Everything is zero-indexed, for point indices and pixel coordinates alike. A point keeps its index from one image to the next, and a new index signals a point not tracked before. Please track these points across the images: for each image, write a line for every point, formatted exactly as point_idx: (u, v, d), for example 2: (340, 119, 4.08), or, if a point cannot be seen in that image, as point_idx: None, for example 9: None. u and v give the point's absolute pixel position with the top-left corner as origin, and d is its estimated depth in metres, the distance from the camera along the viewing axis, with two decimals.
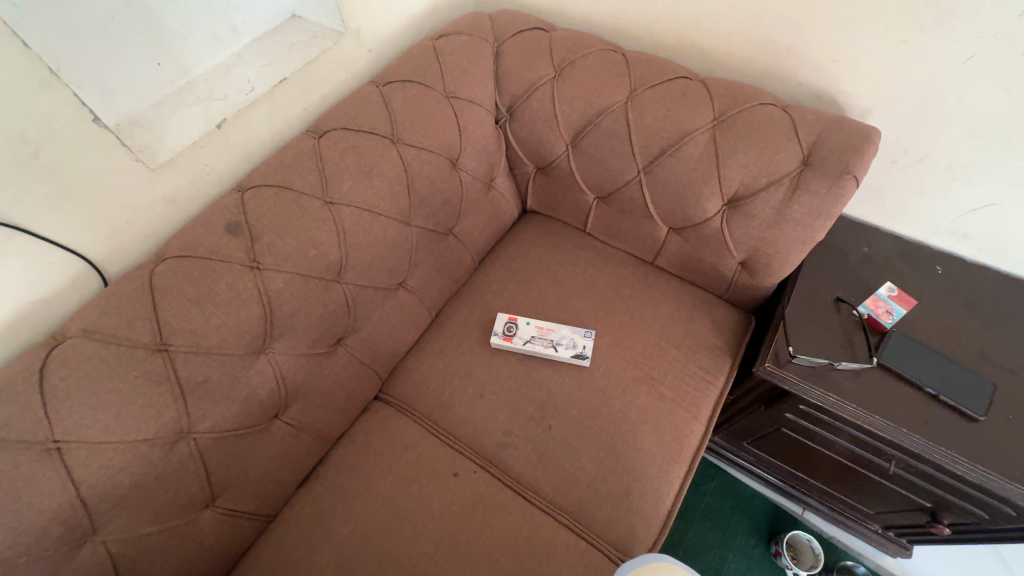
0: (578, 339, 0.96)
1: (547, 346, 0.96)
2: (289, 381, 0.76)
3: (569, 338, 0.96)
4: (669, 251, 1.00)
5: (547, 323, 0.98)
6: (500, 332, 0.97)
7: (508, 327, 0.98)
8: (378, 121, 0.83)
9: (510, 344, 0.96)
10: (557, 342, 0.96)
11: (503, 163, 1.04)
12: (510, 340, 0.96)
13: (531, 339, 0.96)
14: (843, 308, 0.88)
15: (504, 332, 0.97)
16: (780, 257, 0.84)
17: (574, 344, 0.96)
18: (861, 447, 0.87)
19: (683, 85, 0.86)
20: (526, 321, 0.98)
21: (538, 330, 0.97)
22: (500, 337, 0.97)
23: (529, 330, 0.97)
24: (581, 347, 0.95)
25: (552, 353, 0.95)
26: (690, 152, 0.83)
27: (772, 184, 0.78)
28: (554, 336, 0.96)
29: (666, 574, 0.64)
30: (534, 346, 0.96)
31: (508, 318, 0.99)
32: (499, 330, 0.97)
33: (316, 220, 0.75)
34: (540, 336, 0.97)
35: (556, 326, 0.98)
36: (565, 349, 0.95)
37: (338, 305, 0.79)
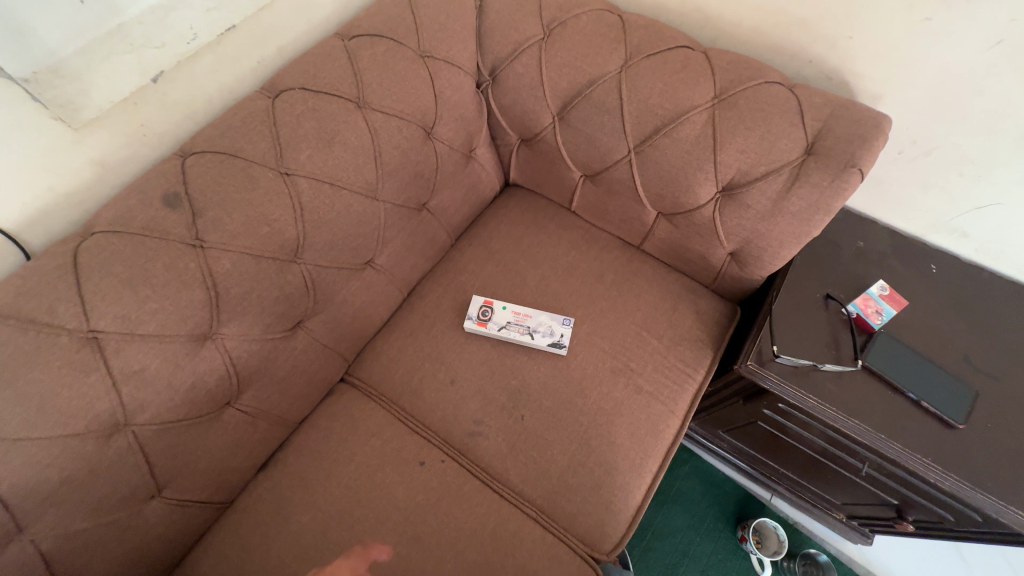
0: (556, 326, 0.92)
1: (523, 333, 0.91)
2: (241, 367, 0.70)
3: (547, 325, 0.92)
4: (656, 237, 0.94)
5: (524, 308, 0.93)
6: (474, 317, 0.92)
7: (482, 311, 0.92)
8: (342, 81, 0.74)
9: (484, 330, 0.91)
10: (534, 328, 0.91)
11: (484, 132, 0.95)
12: (484, 326, 0.91)
13: (507, 325, 0.91)
14: (831, 305, 0.85)
15: (478, 316, 0.92)
16: (772, 251, 0.80)
17: (551, 331, 0.91)
18: (836, 446, 0.86)
19: (683, 55, 0.78)
20: (502, 305, 0.93)
21: (515, 316, 0.92)
22: (473, 322, 0.92)
23: (504, 315, 0.92)
24: (559, 334, 0.91)
25: (527, 340, 0.90)
26: (685, 133, 0.76)
27: (771, 173, 0.72)
28: (530, 323, 0.92)
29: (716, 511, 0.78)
30: (510, 332, 0.91)
31: (483, 301, 0.94)
32: (473, 314, 0.92)
33: (268, 193, 0.67)
34: (516, 322, 0.92)
35: (533, 311, 0.93)
36: (541, 337, 0.91)
37: (295, 287, 0.73)
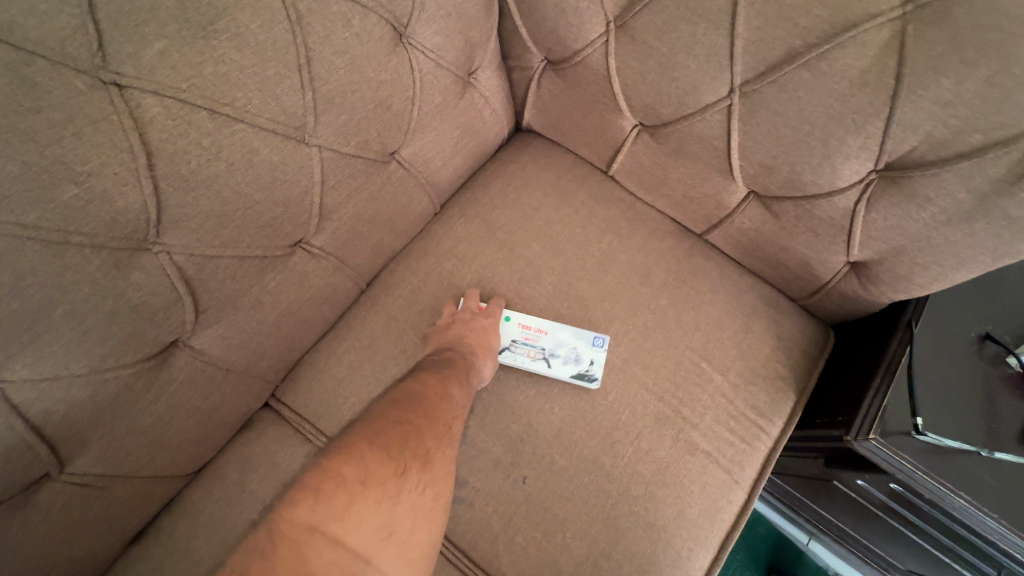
0: (584, 351, 0.63)
1: (535, 357, 0.63)
2: (57, 427, 0.41)
3: (571, 348, 0.63)
4: (736, 226, 0.63)
5: (539, 321, 0.65)
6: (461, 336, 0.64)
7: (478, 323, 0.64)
8: None
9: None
10: (551, 351, 0.63)
11: (492, 43, 0.61)
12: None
13: (512, 346, 0.64)
14: (988, 349, 0.57)
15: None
16: (935, 272, 0.50)
17: (577, 357, 0.63)
18: (927, 521, 0.62)
19: None
20: (504, 317, 0.65)
21: (524, 333, 0.64)
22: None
23: (510, 330, 0.64)
24: (589, 361, 0.63)
25: (540, 369, 0.63)
26: (844, 62, 0.44)
27: (992, 148, 0.41)
28: (546, 343, 0.64)
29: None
30: (516, 355, 0.63)
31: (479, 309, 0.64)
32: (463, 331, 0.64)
33: (72, 122, 0.35)
34: (526, 342, 0.64)
35: (552, 326, 0.65)
36: (561, 366, 0.63)
37: (153, 292, 0.42)
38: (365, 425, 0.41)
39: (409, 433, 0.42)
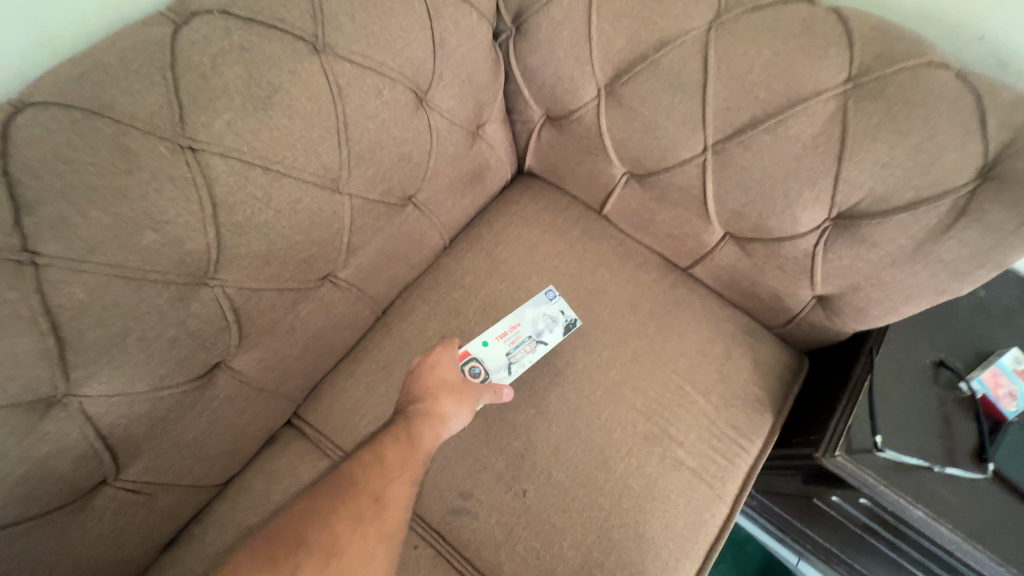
0: (550, 310, 0.73)
1: (533, 347, 0.71)
2: (119, 438, 0.47)
3: (541, 314, 0.73)
4: (716, 262, 0.71)
5: (504, 323, 0.72)
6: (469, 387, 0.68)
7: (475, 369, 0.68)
8: (292, 8, 0.48)
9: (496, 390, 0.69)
10: (539, 332, 0.72)
11: (498, 101, 0.70)
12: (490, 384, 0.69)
13: (512, 357, 0.70)
14: (942, 375, 0.64)
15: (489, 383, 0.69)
16: (887, 305, 0.57)
17: (551, 313, 0.74)
18: (895, 533, 0.68)
19: (804, 11, 0.52)
20: (483, 343, 0.71)
21: (506, 341, 0.71)
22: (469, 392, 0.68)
23: (500, 348, 0.70)
24: (559, 308, 0.74)
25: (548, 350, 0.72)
26: (799, 129, 0.52)
27: (925, 202, 0.49)
28: (530, 329, 0.72)
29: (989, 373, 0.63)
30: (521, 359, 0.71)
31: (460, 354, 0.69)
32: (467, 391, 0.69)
33: (156, 180, 0.42)
34: (518, 344, 0.71)
35: (513, 317, 0.73)
36: (553, 331, 0.72)
37: (207, 321, 0.49)
38: (319, 487, 0.43)
39: (310, 527, 0.39)
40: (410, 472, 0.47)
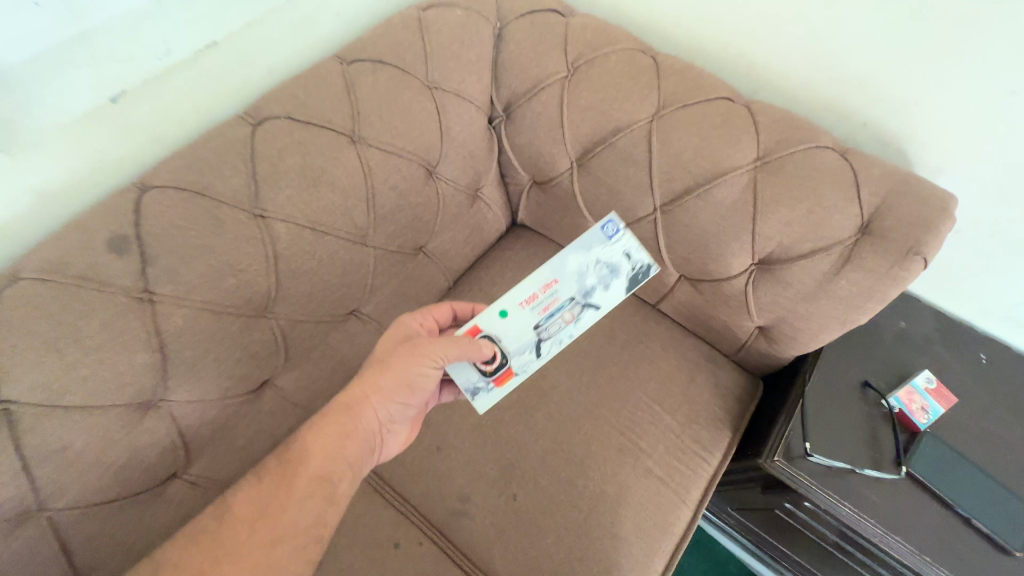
0: (597, 260, 0.71)
1: (579, 309, 0.69)
2: (192, 437, 0.60)
3: (595, 266, 0.70)
4: (676, 299, 0.84)
5: (533, 285, 0.69)
6: (475, 370, 0.68)
7: (495, 344, 0.66)
8: (336, 112, 0.65)
9: (525, 367, 0.68)
10: (586, 292, 0.70)
11: (493, 170, 0.86)
12: (516, 360, 0.67)
13: (546, 322, 0.69)
14: (869, 394, 0.75)
15: (518, 358, 0.68)
16: (811, 333, 0.70)
17: (609, 265, 0.71)
18: (839, 535, 0.77)
19: (723, 107, 0.68)
20: (500, 313, 0.67)
21: (538, 306, 0.69)
22: (483, 374, 0.67)
23: (534, 315, 0.68)
24: (621, 257, 0.71)
25: (598, 314, 0.70)
26: (722, 195, 0.67)
27: (819, 251, 0.63)
28: (575, 287, 0.69)
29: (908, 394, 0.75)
30: (560, 327, 0.69)
31: (468, 330, 0.67)
32: (476, 382, 0.67)
33: (236, 239, 0.58)
34: (555, 309, 0.69)
35: (550, 275, 0.70)
36: (607, 289, 0.70)
37: (262, 346, 0.63)
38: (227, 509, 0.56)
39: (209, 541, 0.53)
40: (299, 499, 0.57)
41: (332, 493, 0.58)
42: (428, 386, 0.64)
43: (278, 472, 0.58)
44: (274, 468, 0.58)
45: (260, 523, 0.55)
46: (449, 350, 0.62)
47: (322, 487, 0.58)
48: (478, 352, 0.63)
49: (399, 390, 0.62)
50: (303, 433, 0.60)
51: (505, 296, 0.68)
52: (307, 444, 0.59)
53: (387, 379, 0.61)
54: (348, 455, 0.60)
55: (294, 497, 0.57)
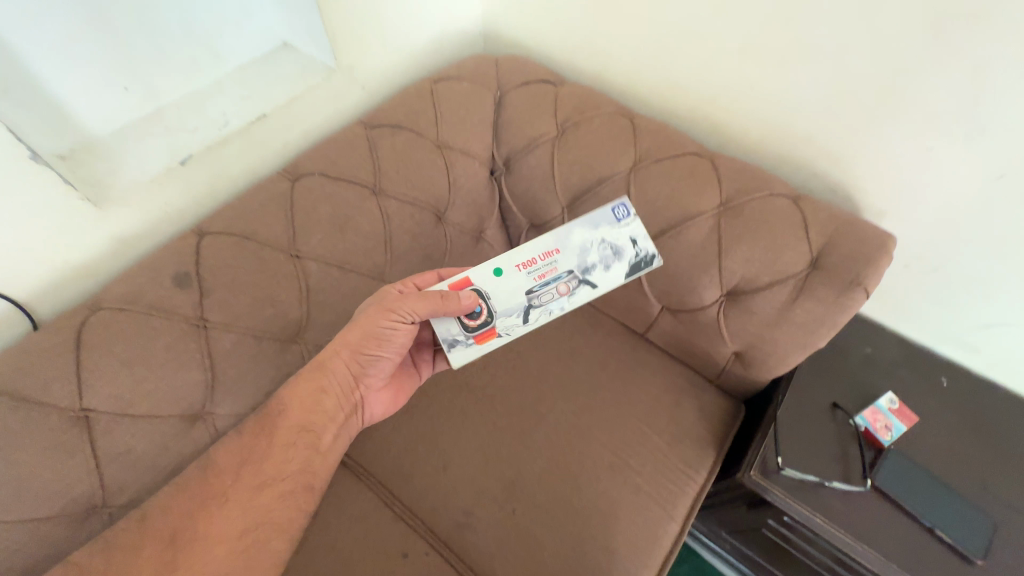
0: (605, 243, 0.72)
1: (575, 284, 0.71)
2: None
3: (601, 245, 0.72)
4: (660, 328, 0.93)
5: (534, 250, 0.71)
6: (457, 324, 0.70)
7: (481, 299, 0.69)
8: (360, 169, 0.77)
9: (509, 330, 0.70)
10: (585, 269, 0.71)
11: (495, 215, 0.97)
12: (501, 321, 0.70)
13: (540, 290, 0.71)
14: (838, 415, 0.82)
15: (504, 319, 0.70)
16: (778, 358, 0.78)
17: (614, 247, 0.72)
18: (821, 551, 0.81)
19: (690, 161, 0.79)
20: (495, 270, 0.70)
21: (535, 272, 0.71)
22: (464, 329, 0.70)
23: (528, 279, 0.71)
24: (627, 242, 0.73)
25: (594, 293, 0.71)
26: (692, 236, 0.77)
27: (777, 283, 0.72)
28: (575, 261, 0.71)
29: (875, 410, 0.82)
30: (552, 297, 0.71)
31: (458, 282, 0.70)
32: (456, 334, 0.70)
33: (276, 276, 0.69)
34: (550, 278, 0.71)
35: (553, 245, 0.72)
36: (607, 270, 0.72)
37: (293, 367, 0.74)
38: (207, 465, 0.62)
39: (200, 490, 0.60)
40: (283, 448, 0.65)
41: (318, 440, 0.68)
42: (400, 339, 0.68)
43: (257, 428, 0.65)
44: (253, 423, 0.65)
45: (246, 474, 0.62)
46: (417, 305, 0.65)
47: (306, 436, 0.67)
48: (448, 307, 0.66)
49: (367, 346, 0.68)
50: (281, 394, 0.67)
51: (502, 256, 0.71)
52: (286, 401, 0.67)
53: (354, 337, 0.68)
54: (328, 407, 0.68)
55: (276, 448, 0.65)
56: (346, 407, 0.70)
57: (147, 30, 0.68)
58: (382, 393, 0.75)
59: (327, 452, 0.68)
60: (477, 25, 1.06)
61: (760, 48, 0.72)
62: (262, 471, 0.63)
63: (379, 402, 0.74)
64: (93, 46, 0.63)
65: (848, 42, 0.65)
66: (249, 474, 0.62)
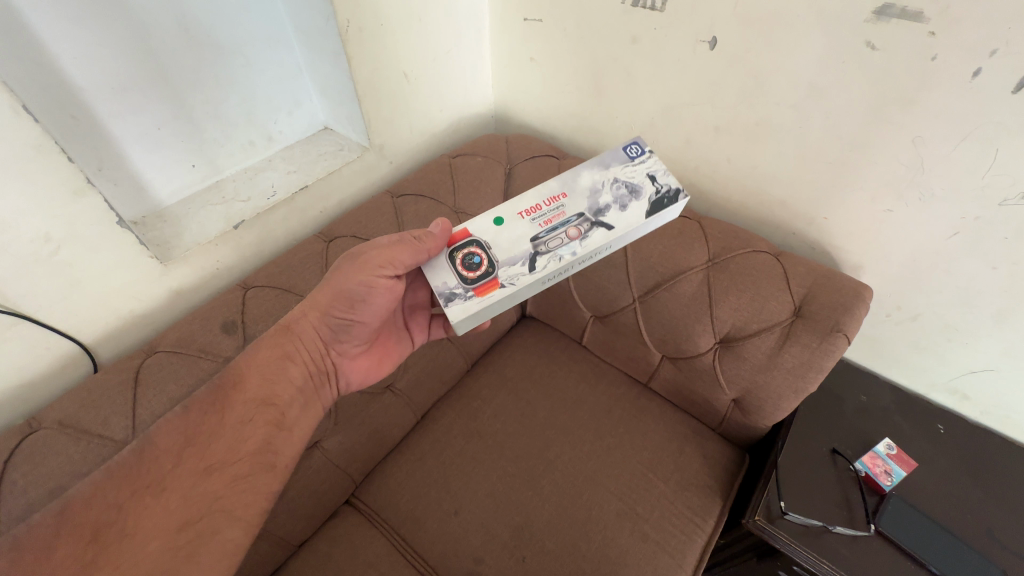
0: (614, 177, 0.67)
1: (587, 227, 0.64)
2: None
3: (613, 184, 0.66)
4: (662, 376, 0.99)
5: (538, 197, 0.66)
6: (455, 275, 0.63)
7: (481, 249, 0.63)
8: (387, 231, 0.88)
9: (514, 280, 0.61)
10: (597, 210, 0.64)
11: None
12: (504, 270, 0.62)
13: (547, 236, 0.63)
14: (838, 461, 0.84)
15: (507, 269, 0.62)
16: (773, 403, 0.82)
17: (629, 184, 0.66)
18: None
19: (679, 223, 0.89)
20: (497, 219, 0.65)
21: (540, 219, 0.65)
22: (463, 281, 0.62)
23: (534, 226, 0.64)
24: (644, 178, 0.66)
25: (611, 234, 0.63)
26: (684, 288, 0.85)
27: (764, 330, 0.79)
28: (584, 203, 0.65)
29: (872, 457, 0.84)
30: (562, 242, 0.63)
31: (457, 232, 0.65)
32: (453, 288, 0.62)
33: None
34: (559, 223, 0.64)
35: (560, 191, 0.66)
36: (623, 209, 0.64)
37: None
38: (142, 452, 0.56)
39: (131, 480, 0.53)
40: (235, 426, 0.60)
41: (280, 416, 0.65)
42: (375, 299, 0.66)
43: (207, 403, 0.60)
44: (204, 398, 0.60)
45: (189, 457, 0.57)
46: (395, 257, 0.62)
47: (268, 411, 0.63)
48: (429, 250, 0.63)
49: (338, 308, 0.67)
50: (240, 360, 0.65)
51: (504, 206, 0.66)
52: (244, 370, 0.64)
53: (325, 299, 0.68)
54: (292, 375, 0.66)
55: (230, 423, 0.60)
56: (314, 376, 0.69)
57: (217, 117, 0.83)
58: (357, 361, 0.75)
59: (291, 429, 0.65)
60: (490, 109, 1.22)
61: (732, 128, 0.85)
62: (205, 456, 0.57)
63: (353, 369, 0.75)
64: (171, 132, 0.77)
65: (804, 122, 0.76)
66: (193, 458, 0.57)
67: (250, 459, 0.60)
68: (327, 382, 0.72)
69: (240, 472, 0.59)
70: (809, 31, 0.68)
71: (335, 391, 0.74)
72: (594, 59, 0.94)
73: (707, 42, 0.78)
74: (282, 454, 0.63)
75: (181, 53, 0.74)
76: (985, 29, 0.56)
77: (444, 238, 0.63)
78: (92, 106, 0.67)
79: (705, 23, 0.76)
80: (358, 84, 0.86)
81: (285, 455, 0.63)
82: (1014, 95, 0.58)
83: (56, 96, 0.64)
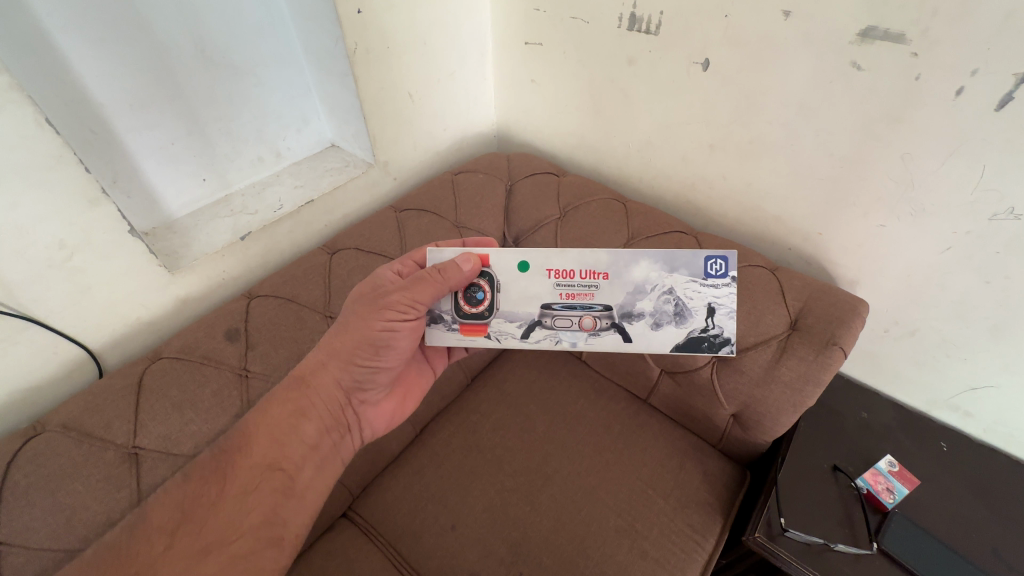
0: (671, 289, 0.64)
1: (604, 324, 0.66)
2: None
3: (663, 295, 0.64)
4: (662, 391, 0.99)
5: (581, 266, 0.64)
6: (451, 303, 0.67)
7: (488, 283, 0.65)
8: (389, 244, 0.90)
9: (501, 336, 0.67)
10: (627, 313, 0.65)
11: None
12: (498, 323, 0.66)
13: (561, 311, 0.65)
14: (840, 478, 0.83)
15: (503, 322, 0.66)
16: (772, 418, 0.82)
17: (679, 307, 0.64)
18: None
19: (676, 239, 0.88)
20: (525, 263, 0.64)
21: (566, 289, 0.65)
22: (456, 312, 0.67)
23: (554, 293, 0.65)
24: (700, 309, 0.64)
25: (624, 344, 0.66)
26: None
27: (761, 343, 0.79)
28: (621, 298, 0.65)
29: (876, 477, 0.83)
30: (569, 327, 0.66)
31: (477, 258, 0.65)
32: (444, 313, 0.67)
33: (312, 333, 0.78)
34: (579, 307, 0.65)
35: (605, 271, 0.64)
36: (654, 326, 0.65)
37: None
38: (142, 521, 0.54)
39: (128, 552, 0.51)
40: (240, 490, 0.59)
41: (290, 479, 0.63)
42: (399, 344, 0.66)
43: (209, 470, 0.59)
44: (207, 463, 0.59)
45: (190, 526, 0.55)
46: (416, 296, 0.62)
47: (276, 475, 0.61)
48: (447, 281, 0.63)
49: (363, 356, 0.66)
50: (249, 419, 0.63)
51: (538, 254, 0.64)
52: (252, 431, 0.63)
53: (347, 347, 0.66)
54: (307, 433, 0.65)
55: (232, 493, 0.58)
56: (332, 429, 0.68)
57: (229, 134, 0.86)
58: (381, 407, 0.73)
59: (303, 493, 0.63)
60: (493, 129, 1.25)
61: (726, 146, 0.87)
62: (201, 534, 0.54)
63: (377, 417, 0.73)
64: (184, 147, 0.81)
65: (795, 140, 0.78)
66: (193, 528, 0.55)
67: (256, 533, 0.57)
68: (349, 433, 0.70)
69: (244, 549, 0.56)
70: (796, 53, 0.71)
71: (358, 440, 0.72)
72: (592, 81, 0.97)
73: (700, 63, 0.81)
74: (290, 524, 0.61)
75: (197, 73, 0.78)
76: (965, 49, 0.58)
77: (468, 274, 0.64)
78: (111, 122, 0.71)
79: (697, 46, 0.79)
80: (365, 104, 0.89)
81: (293, 525, 0.61)
82: (997, 112, 0.59)
83: (77, 111, 0.67)
